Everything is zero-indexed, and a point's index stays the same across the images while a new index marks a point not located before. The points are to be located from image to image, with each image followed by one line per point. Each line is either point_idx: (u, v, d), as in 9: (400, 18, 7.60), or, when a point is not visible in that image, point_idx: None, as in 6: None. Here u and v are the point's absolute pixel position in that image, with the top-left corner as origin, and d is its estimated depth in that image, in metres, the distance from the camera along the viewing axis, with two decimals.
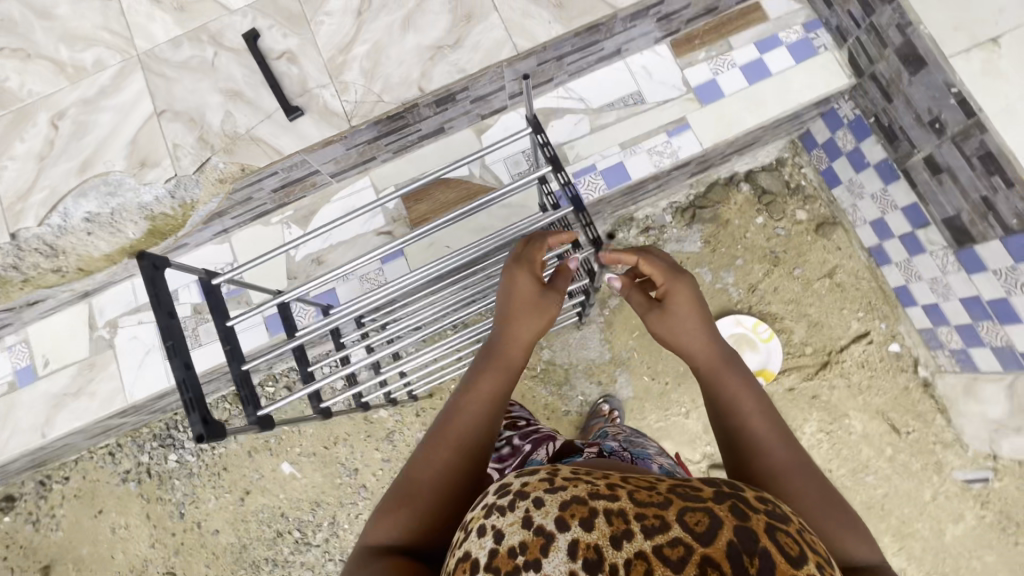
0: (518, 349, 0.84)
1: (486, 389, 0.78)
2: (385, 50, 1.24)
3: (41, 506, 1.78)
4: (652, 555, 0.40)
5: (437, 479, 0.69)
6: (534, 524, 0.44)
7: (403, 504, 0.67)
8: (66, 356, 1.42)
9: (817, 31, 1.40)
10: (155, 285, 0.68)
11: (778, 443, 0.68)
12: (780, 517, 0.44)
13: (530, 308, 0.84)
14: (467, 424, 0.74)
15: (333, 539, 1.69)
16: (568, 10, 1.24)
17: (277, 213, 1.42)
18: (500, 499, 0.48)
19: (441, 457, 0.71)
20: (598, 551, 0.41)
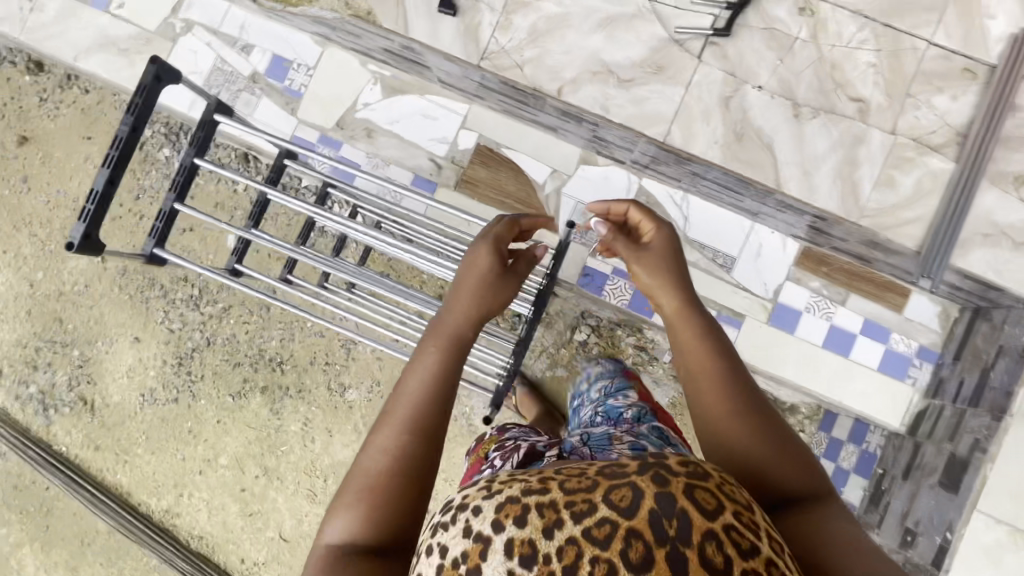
0: (466, 321, 0.80)
1: (428, 364, 0.74)
2: (567, 27, 1.11)
3: (54, 92, 1.85)
4: (583, 538, 0.42)
5: (393, 467, 0.66)
6: (475, 532, 0.45)
7: (360, 496, 0.65)
8: (139, 15, 1.43)
9: (923, 363, 1.24)
10: (149, 97, 0.73)
11: (739, 412, 0.65)
12: (699, 474, 0.45)
13: (479, 288, 0.83)
14: (417, 404, 0.70)
15: (214, 320, 1.79)
16: (740, 148, 1.09)
17: (377, 63, 1.36)
18: (443, 516, 0.49)
19: (392, 446, 0.67)
20: (532, 545, 0.43)
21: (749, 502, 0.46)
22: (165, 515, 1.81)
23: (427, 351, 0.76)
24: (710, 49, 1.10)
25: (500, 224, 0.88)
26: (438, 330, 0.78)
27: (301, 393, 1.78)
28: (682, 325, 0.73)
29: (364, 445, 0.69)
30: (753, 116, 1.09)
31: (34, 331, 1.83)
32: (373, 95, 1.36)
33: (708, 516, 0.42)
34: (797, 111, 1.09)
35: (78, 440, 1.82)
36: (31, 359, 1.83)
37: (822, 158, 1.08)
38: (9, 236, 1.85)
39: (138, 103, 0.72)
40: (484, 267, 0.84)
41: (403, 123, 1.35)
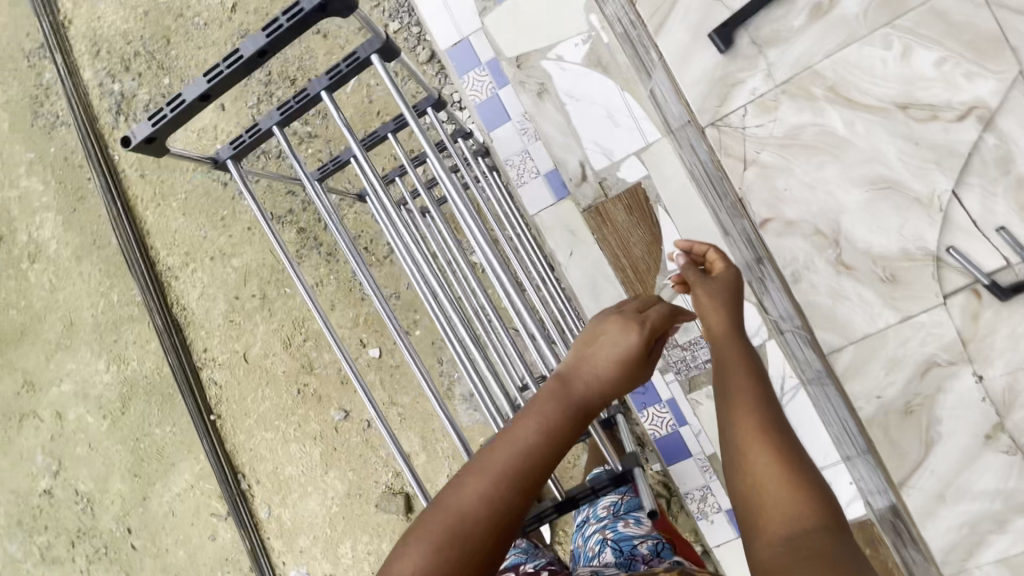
0: (598, 391, 0.65)
1: (547, 420, 0.62)
2: (830, 156, 0.84)
3: None
4: None
5: (484, 522, 0.56)
6: None
7: (428, 537, 0.55)
8: None
9: None
10: (303, 23, 0.60)
11: (785, 480, 0.59)
12: None
13: (622, 360, 0.66)
14: (526, 458, 0.59)
15: (294, 140, 1.68)
16: (897, 420, 0.86)
17: (604, 21, 1.08)
18: None
19: (480, 496, 0.57)
20: None
21: None
22: (167, 271, 1.86)
23: (550, 405, 0.63)
24: (966, 297, 0.83)
25: (661, 316, 0.68)
26: (565, 388, 0.64)
27: (330, 258, 1.73)
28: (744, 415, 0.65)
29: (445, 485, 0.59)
30: (941, 401, 0.85)
31: (144, 34, 1.75)
32: (574, 54, 1.10)
33: None
34: (994, 431, 0.84)
35: (131, 158, 1.84)
36: (129, 58, 1.77)
37: (972, 495, 0.85)
38: None
39: (284, 22, 0.59)
40: (629, 346, 0.66)
41: (581, 107, 1.10)
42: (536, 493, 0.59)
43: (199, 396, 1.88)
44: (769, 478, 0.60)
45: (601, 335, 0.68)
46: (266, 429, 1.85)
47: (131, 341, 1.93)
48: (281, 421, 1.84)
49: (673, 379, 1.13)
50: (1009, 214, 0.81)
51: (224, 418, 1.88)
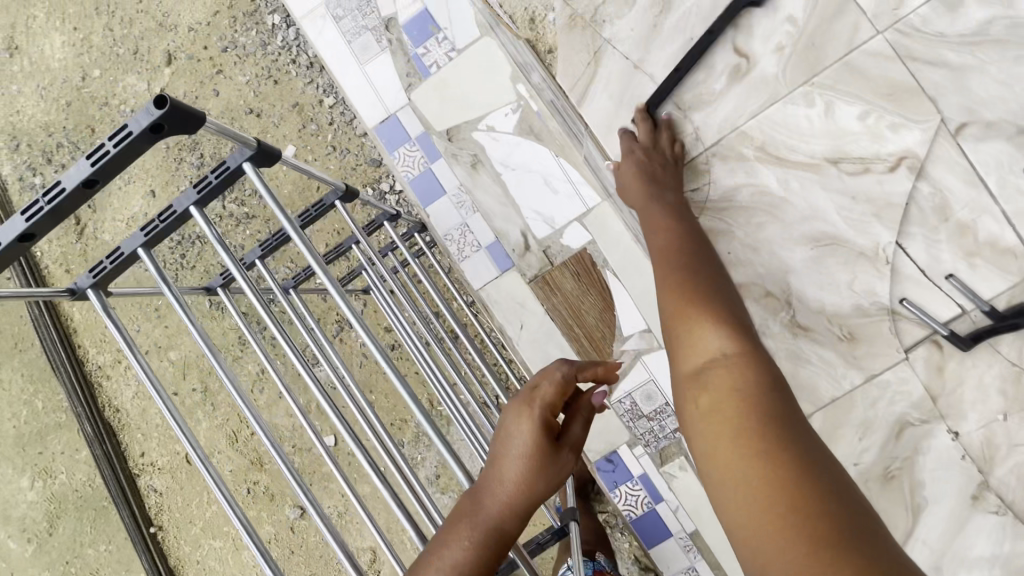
0: (511, 507, 0.58)
1: (454, 559, 0.54)
2: (769, 215, 0.81)
3: None
4: None
5: None
6: None
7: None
8: None
9: None
10: (137, 144, 0.52)
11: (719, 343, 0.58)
12: None
13: (532, 458, 0.60)
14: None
15: (230, 222, 1.60)
16: (878, 486, 0.80)
17: (529, 90, 1.04)
18: None
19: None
20: None
21: None
22: (98, 371, 1.71)
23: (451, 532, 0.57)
24: (926, 350, 0.79)
25: (551, 387, 0.64)
26: (472, 512, 0.58)
27: (275, 341, 1.62)
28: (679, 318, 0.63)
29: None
30: (920, 463, 0.79)
31: (65, 124, 1.68)
32: (504, 123, 1.07)
33: None
34: (979, 491, 0.78)
35: (54, 253, 1.71)
36: (50, 150, 1.69)
37: (969, 563, 0.78)
38: (90, 16, 1.66)
39: (111, 151, 0.51)
40: (529, 444, 0.61)
41: (518, 175, 1.07)
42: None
43: (135, 507, 1.69)
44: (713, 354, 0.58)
45: (502, 435, 0.63)
46: (213, 538, 1.67)
47: (58, 451, 1.75)
48: (230, 526, 1.66)
49: (643, 453, 1.06)
50: (955, 261, 0.78)
51: (165, 529, 1.69)
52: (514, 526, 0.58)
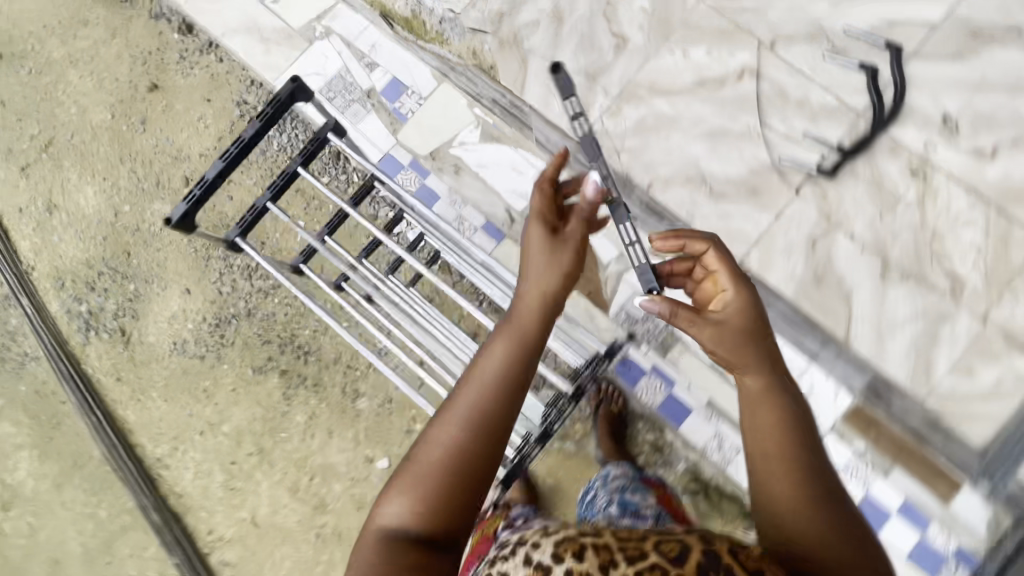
0: (528, 303, 0.72)
1: (492, 360, 0.69)
2: (672, 127, 1.14)
3: (196, 55, 2.04)
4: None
5: (451, 462, 0.64)
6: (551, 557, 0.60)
7: (415, 482, 0.64)
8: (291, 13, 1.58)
9: (960, 568, 1.13)
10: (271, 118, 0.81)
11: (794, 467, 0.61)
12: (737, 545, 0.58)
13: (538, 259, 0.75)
14: (483, 390, 0.67)
15: (260, 295, 1.87)
16: (816, 289, 1.06)
17: (484, 109, 1.41)
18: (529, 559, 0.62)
19: (450, 434, 0.65)
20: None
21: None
22: (156, 463, 1.84)
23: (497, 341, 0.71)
24: (811, 186, 1.10)
25: (541, 196, 0.78)
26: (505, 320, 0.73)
27: (316, 388, 1.81)
28: (764, 404, 0.65)
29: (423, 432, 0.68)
30: (838, 263, 1.06)
31: (103, 254, 1.97)
32: (472, 137, 1.42)
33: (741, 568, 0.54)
34: (885, 270, 1.05)
35: (105, 366, 1.91)
36: (92, 279, 1.96)
37: (899, 324, 1.03)
38: (115, 167, 2.03)
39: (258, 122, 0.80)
40: (534, 247, 0.76)
41: (491, 170, 1.40)
42: (502, 412, 0.67)
43: None
44: (790, 481, 0.61)
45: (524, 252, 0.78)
46: None
47: (127, 554, 1.81)
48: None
49: (649, 349, 1.30)
50: (805, 124, 1.12)
51: None
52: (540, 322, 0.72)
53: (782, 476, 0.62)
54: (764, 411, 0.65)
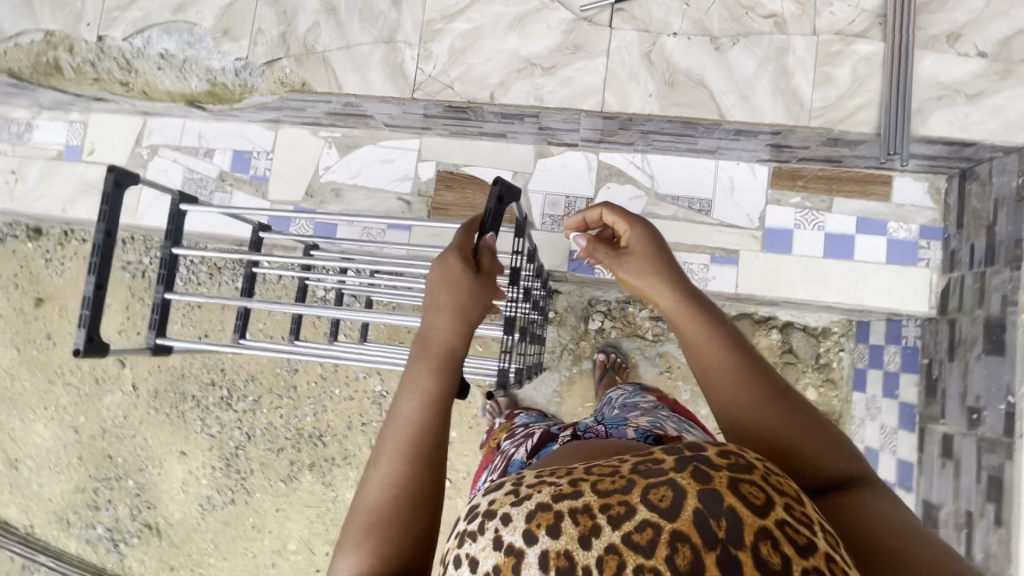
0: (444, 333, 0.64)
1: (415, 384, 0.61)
2: (481, 38, 1.18)
3: (56, 251, 1.99)
4: (622, 546, 0.37)
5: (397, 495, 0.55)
6: (505, 546, 0.41)
7: (367, 534, 0.53)
8: (108, 155, 1.56)
9: (931, 242, 1.22)
10: None
11: (747, 372, 0.60)
12: (743, 467, 0.40)
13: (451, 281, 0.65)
14: (413, 422, 0.58)
15: (249, 414, 1.86)
16: (675, 93, 1.12)
17: (326, 129, 1.44)
18: (470, 524, 0.45)
19: (388, 471, 0.56)
20: (569, 559, 0.38)
21: (798, 494, 0.41)
22: None
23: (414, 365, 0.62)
24: (618, 14, 1.15)
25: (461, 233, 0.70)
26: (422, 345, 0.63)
27: (348, 460, 1.80)
28: (689, 322, 0.64)
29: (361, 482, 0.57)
30: (678, 62, 1.13)
31: (88, 472, 1.93)
32: (332, 158, 1.44)
33: (758, 512, 0.37)
34: (717, 43, 1.12)
35: (153, 565, 1.88)
36: (92, 500, 1.92)
37: (755, 78, 1.10)
38: (49, 391, 1.97)
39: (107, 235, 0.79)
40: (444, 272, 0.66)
41: (364, 175, 1.42)
42: (439, 439, 0.59)
43: None
44: (750, 386, 0.59)
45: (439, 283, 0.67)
46: None
47: None
48: None
49: None
50: None
51: None
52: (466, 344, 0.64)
53: (728, 381, 0.60)
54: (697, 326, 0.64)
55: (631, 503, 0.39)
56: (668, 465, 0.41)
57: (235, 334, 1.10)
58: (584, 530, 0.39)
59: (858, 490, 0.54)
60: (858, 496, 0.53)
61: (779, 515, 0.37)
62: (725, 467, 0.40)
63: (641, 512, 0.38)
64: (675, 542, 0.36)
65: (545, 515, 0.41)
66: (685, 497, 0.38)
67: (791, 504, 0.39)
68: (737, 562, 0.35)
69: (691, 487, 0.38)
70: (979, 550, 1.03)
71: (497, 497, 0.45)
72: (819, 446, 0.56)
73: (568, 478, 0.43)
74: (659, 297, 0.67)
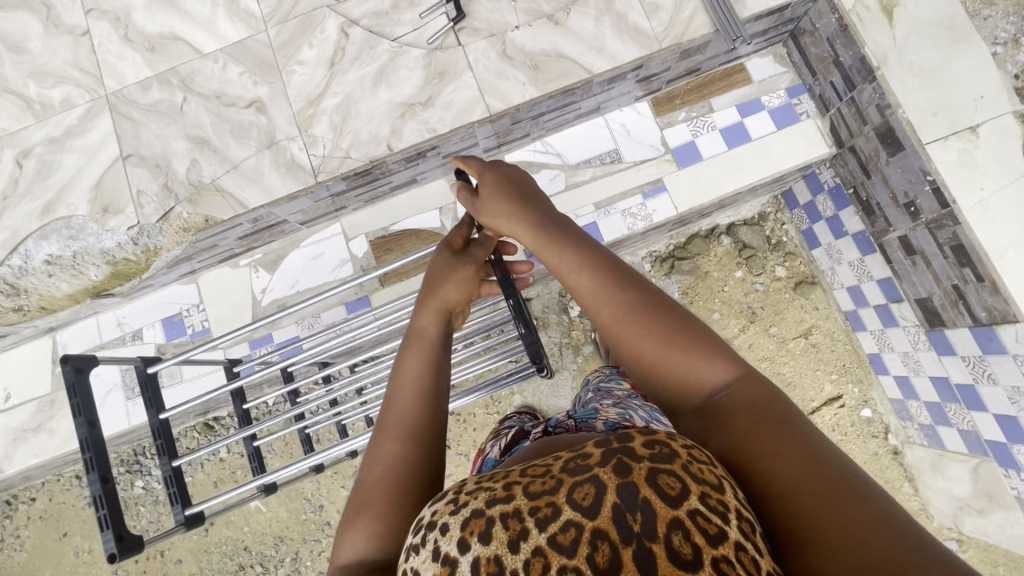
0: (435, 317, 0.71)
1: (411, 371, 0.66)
2: (355, 104, 1.23)
3: (7, 525, 1.76)
4: (548, 548, 0.36)
5: (391, 475, 0.58)
6: (442, 555, 0.39)
7: (364, 514, 0.56)
8: (28, 391, 1.43)
9: (800, 97, 1.39)
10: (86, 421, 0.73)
11: (618, 293, 0.58)
12: (668, 457, 0.38)
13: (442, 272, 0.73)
14: (406, 408, 0.62)
15: (295, 575, 1.71)
16: (543, 72, 1.22)
17: (245, 255, 1.42)
18: (416, 536, 0.43)
19: (393, 455, 0.59)
20: (498, 563, 0.36)
21: (722, 477, 0.39)
22: None
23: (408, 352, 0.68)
24: (461, 32, 1.24)
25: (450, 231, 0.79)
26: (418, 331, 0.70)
27: None
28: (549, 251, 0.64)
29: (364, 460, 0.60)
30: (532, 47, 1.23)
31: None
32: (264, 279, 1.41)
33: (671, 504, 0.36)
34: (554, 18, 1.24)
35: None
36: None
37: (599, 31, 1.23)
38: None
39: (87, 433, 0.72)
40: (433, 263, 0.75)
41: (303, 278, 1.41)
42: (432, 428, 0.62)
43: None
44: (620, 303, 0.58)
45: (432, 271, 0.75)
46: None
47: None
48: None
49: None
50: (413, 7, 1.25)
51: None
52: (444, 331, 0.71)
53: (594, 303, 0.60)
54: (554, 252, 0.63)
55: (556, 504, 0.37)
56: (592, 460, 0.39)
57: (256, 476, 1.04)
58: (512, 534, 0.37)
59: (743, 409, 0.49)
60: (735, 416, 0.48)
61: (693, 505, 0.36)
62: (649, 457, 0.38)
63: (564, 512, 0.37)
64: (595, 541, 0.35)
65: (477, 521, 0.39)
66: (605, 492, 0.37)
67: (707, 492, 0.37)
68: (652, 557, 0.34)
69: (611, 481, 0.37)
70: (981, 309, 1.14)
71: (439, 507, 0.43)
72: (686, 352, 0.54)
73: (504, 482, 0.41)
74: (519, 236, 0.67)
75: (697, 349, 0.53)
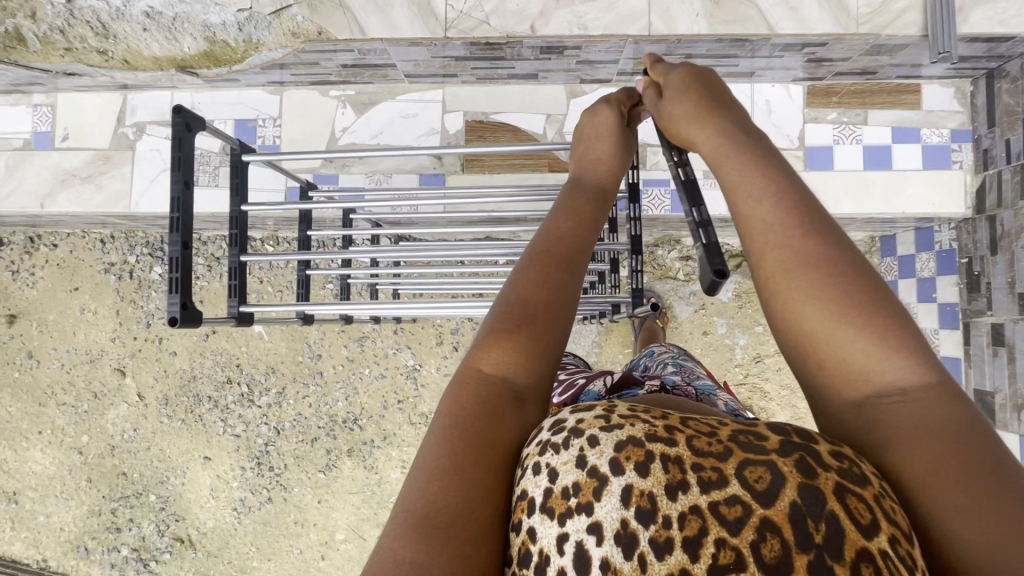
0: (599, 175, 0.67)
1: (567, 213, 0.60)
2: None
3: (23, 261, 1.79)
4: (707, 512, 0.34)
5: (521, 305, 0.51)
6: (588, 466, 0.37)
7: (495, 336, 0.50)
8: (87, 139, 1.39)
9: (962, 144, 1.26)
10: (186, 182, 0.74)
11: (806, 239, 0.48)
12: (856, 479, 0.36)
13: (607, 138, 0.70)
14: (550, 243, 0.56)
15: (274, 407, 1.76)
16: (722, 10, 1.09)
17: (338, 87, 1.34)
18: (554, 436, 0.40)
19: (526, 283, 0.53)
20: (653, 502, 0.35)
21: (910, 530, 0.36)
22: None
23: (569, 195, 0.63)
24: None
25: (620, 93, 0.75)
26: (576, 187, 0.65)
27: (389, 441, 1.74)
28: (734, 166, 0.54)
29: (511, 279, 0.54)
30: None
31: (101, 493, 1.79)
32: (348, 118, 1.35)
33: (860, 534, 0.33)
34: None
35: None
36: (112, 522, 1.78)
37: None
38: (40, 413, 1.80)
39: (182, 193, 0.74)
40: (605, 123, 0.71)
41: (387, 133, 1.34)
42: (573, 267, 0.55)
43: None
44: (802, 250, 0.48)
45: (596, 131, 0.71)
46: None
47: None
48: None
49: None
50: None
51: None
52: (609, 190, 0.66)
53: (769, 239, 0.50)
54: (735, 167, 0.54)
55: (725, 472, 0.35)
56: (770, 446, 0.37)
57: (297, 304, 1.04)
58: (671, 480, 0.35)
59: (921, 417, 0.42)
60: (909, 421, 0.42)
61: (883, 546, 0.33)
62: (835, 469, 0.36)
63: (732, 485, 0.34)
64: (764, 531, 0.33)
65: (635, 449, 0.36)
66: (784, 486, 0.34)
67: (896, 538, 0.34)
68: (830, 573, 0.32)
69: (794, 477, 0.34)
70: None
71: (586, 417, 0.40)
72: (872, 335, 0.44)
73: (663, 422, 0.39)
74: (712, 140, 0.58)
75: (879, 332, 0.44)
